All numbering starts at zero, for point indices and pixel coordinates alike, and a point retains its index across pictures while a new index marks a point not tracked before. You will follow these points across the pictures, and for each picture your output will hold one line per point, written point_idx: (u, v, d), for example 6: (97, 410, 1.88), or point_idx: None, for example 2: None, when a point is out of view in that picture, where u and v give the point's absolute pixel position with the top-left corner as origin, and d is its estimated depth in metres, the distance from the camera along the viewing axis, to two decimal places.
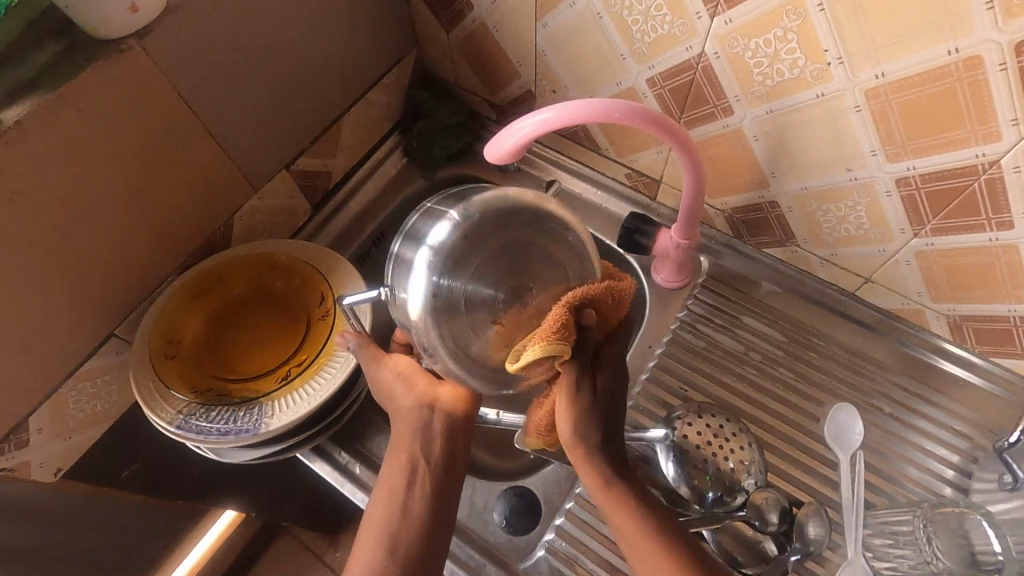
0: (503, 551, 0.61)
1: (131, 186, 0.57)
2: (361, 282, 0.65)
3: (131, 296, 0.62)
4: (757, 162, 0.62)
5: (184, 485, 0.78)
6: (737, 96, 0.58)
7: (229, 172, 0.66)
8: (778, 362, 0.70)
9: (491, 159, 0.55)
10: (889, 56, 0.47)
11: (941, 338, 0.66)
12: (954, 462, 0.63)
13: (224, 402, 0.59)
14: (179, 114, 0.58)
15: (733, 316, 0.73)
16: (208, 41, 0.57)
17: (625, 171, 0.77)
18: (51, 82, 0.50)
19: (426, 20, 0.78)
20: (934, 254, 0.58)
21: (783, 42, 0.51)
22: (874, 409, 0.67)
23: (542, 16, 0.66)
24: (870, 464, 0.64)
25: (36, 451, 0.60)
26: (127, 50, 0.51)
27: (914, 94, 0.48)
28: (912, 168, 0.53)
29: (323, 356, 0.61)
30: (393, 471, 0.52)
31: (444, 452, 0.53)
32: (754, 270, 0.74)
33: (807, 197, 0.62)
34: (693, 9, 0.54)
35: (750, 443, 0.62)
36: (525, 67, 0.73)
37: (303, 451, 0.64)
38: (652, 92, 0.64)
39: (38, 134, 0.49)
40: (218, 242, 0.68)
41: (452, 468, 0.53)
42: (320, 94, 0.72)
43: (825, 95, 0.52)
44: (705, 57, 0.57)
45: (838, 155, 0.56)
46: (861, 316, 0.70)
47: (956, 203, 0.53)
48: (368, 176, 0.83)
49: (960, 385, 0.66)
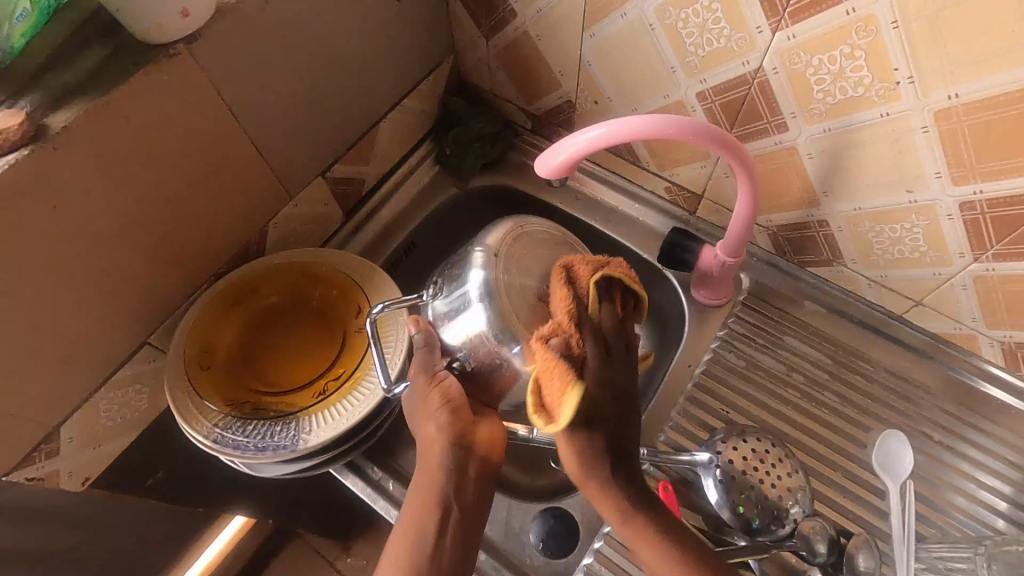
0: (540, 574, 0.60)
1: (171, 193, 0.56)
2: (399, 294, 0.64)
3: (166, 303, 0.61)
4: (809, 180, 0.61)
5: (207, 494, 0.77)
6: (793, 113, 0.56)
7: (267, 180, 0.64)
8: (822, 385, 0.68)
9: (541, 174, 0.54)
10: (965, 76, 0.45)
11: (993, 364, 0.64)
12: (1006, 493, 0.61)
13: (260, 415, 0.57)
14: (222, 121, 0.57)
15: (775, 336, 0.71)
16: (253, 46, 0.56)
17: (665, 185, 0.75)
18: (98, 88, 0.48)
19: (465, 27, 0.76)
20: (993, 279, 0.57)
21: (849, 59, 0.49)
22: (922, 436, 0.65)
23: (589, 26, 0.64)
24: (920, 493, 0.62)
25: (66, 460, 0.59)
26: (175, 55, 0.50)
27: (989, 117, 0.46)
28: (978, 192, 0.51)
29: (361, 369, 0.60)
30: (417, 493, 0.50)
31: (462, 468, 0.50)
32: (796, 288, 0.72)
33: (860, 218, 0.60)
34: (754, 23, 0.53)
35: (797, 471, 0.60)
36: (567, 77, 0.71)
37: (336, 466, 0.62)
38: (702, 106, 0.62)
39: (84, 140, 0.48)
40: (252, 249, 0.67)
41: (463, 486, 0.50)
42: (358, 101, 0.71)
43: (890, 115, 0.51)
44: (762, 72, 0.55)
45: (898, 176, 0.55)
46: (909, 340, 0.68)
47: (1021, 230, 0.51)
48: (400, 183, 0.82)
49: (1011, 413, 0.64)
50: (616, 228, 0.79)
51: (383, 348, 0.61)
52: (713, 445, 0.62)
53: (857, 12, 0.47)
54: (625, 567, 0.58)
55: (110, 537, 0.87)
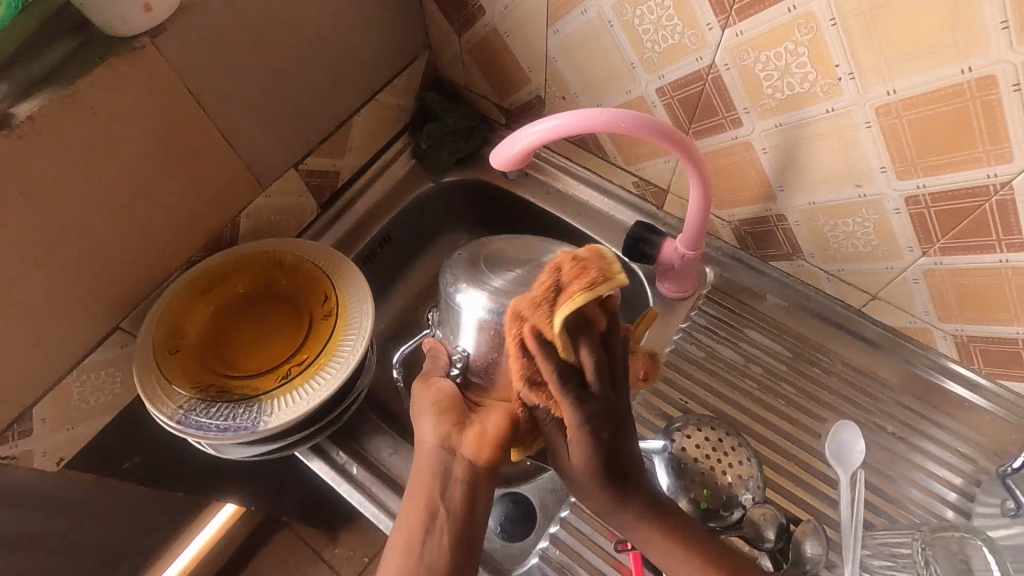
0: (497, 557, 0.61)
1: (140, 182, 0.58)
2: (364, 284, 0.65)
3: (138, 289, 0.62)
4: (765, 175, 0.62)
5: (183, 478, 0.79)
6: (746, 109, 0.58)
7: (238, 171, 0.66)
8: (779, 376, 0.69)
9: (497, 165, 0.55)
10: (901, 72, 0.47)
11: (949, 358, 0.65)
12: (957, 485, 0.62)
13: (224, 398, 0.59)
14: (190, 113, 0.58)
15: (736, 329, 0.72)
16: (221, 40, 0.58)
17: (633, 179, 0.76)
18: (65, 78, 0.50)
19: (438, 23, 0.78)
20: (942, 274, 0.57)
21: (793, 56, 0.51)
22: (877, 429, 0.65)
23: (553, 23, 0.66)
24: (872, 483, 0.63)
25: (38, 441, 0.61)
26: (140, 48, 0.52)
27: (926, 112, 0.47)
28: (922, 186, 0.52)
29: (324, 355, 0.61)
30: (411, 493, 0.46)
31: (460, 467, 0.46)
32: (759, 282, 0.73)
33: (816, 212, 0.61)
34: (705, 20, 0.54)
35: (749, 458, 0.61)
36: (535, 73, 0.73)
37: (301, 449, 0.64)
38: (661, 102, 0.63)
39: (50, 128, 0.50)
40: (224, 239, 0.69)
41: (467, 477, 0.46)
42: (331, 94, 0.72)
43: (835, 110, 0.52)
44: (715, 68, 0.57)
45: (847, 170, 0.56)
46: (868, 333, 0.69)
47: (964, 224, 0.52)
48: (375, 177, 0.83)
49: (966, 406, 0.65)
50: (586, 222, 0.79)
51: (346, 335, 0.62)
52: (667, 434, 0.63)
53: (797, 9, 0.48)
54: (578, 550, 0.60)
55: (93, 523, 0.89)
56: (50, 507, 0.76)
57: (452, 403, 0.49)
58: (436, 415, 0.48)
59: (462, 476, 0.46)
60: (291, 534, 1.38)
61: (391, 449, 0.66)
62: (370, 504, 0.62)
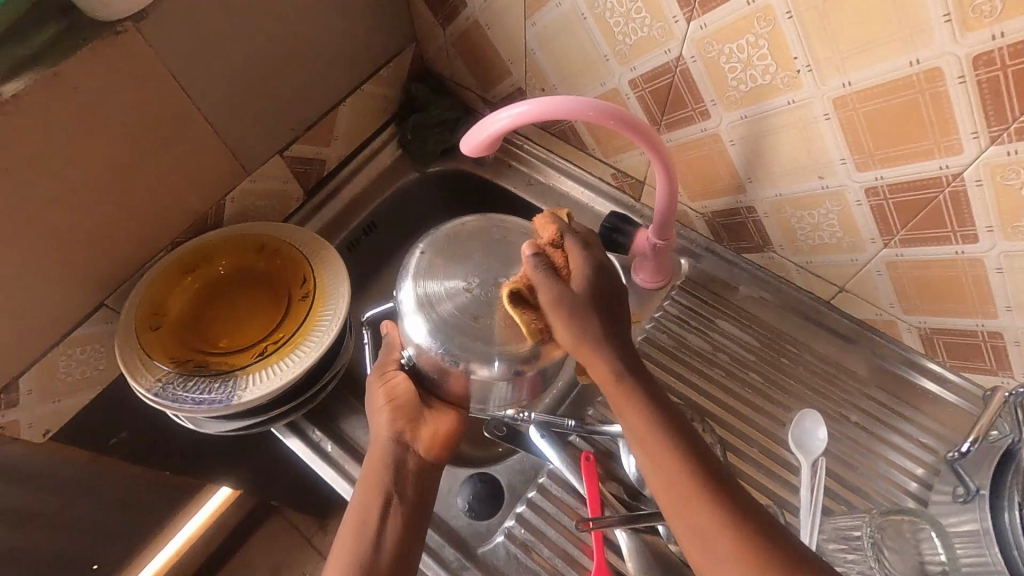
0: (466, 536, 0.63)
1: (124, 163, 0.60)
2: (342, 267, 0.68)
3: (122, 267, 0.65)
4: (734, 167, 0.63)
5: (169, 456, 0.81)
6: (713, 100, 0.59)
7: (222, 155, 0.68)
8: (747, 366, 0.70)
9: (466, 151, 0.56)
10: (854, 65, 0.48)
11: (918, 353, 0.65)
12: (918, 475, 0.62)
13: (201, 373, 0.61)
14: (173, 96, 0.60)
15: (708, 320, 0.73)
16: (204, 27, 0.60)
17: (611, 172, 0.78)
18: (49, 60, 0.52)
19: (423, 16, 0.80)
20: (903, 265, 0.58)
21: (755, 49, 0.52)
22: (842, 419, 0.66)
23: (531, 15, 0.67)
24: (834, 472, 0.63)
25: (25, 412, 0.63)
26: (123, 32, 0.54)
27: (880, 104, 0.49)
28: (880, 178, 0.53)
29: (300, 335, 0.64)
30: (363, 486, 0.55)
31: (410, 465, 0.56)
32: (732, 274, 0.74)
33: (782, 204, 0.62)
34: (671, 13, 0.56)
35: (712, 442, 0.63)
36: (515, 65, 0.75)
37: (277, 426, 0.66)
38: (634, 94, 0.65)
39: (34, 108, 0.52)
40: (209, 222, 0.71)
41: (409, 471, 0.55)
42: (315, 83, 0.74)
43: (796, 102, 0.53)
44: (683, 61, 0.58)
45: (809, 162, 0.57)
46: (837, 325, 0.69)
47: (921, 215, 0.53)
48: (362, 166, 0.85)
49: (929, 398, 0.65)
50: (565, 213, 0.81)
51: (322, 316, 0.65)
52: None
53: (756, 2, 0.50)
54: (543, 529, 0.62)
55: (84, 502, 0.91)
56: (39, 482, 0.78)
57: (405, 397, 0.57)
58: (391, 411, 0.56)
59: (413, 468, 0.56)
60: (284, 522, 1.40)
61: (366, 429, 0.68)
62: (342, 481, 0.64)
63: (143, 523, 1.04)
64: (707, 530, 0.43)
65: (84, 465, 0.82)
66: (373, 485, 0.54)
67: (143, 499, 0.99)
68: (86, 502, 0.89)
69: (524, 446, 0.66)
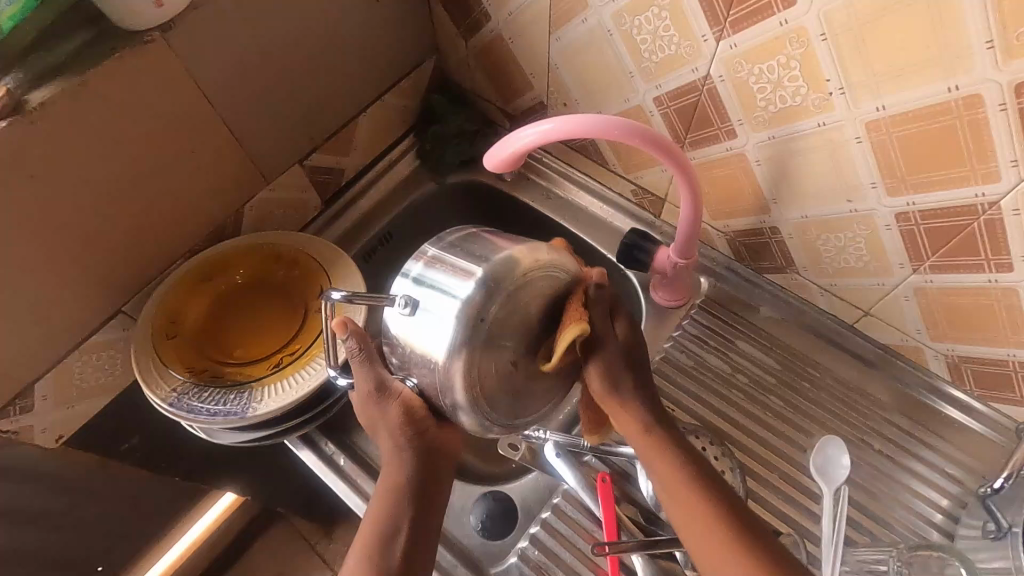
0: (477, 553, 0.62)
1: (147, 171, 0.60)
2: (359, 279, 0.67)
3: (141, 274, 0.65)
4: (759, 188, 0.62)
5: (179, 463, 0.80)
6: (740, 120, 0.58)
7: (243, 164, 0.68)
8: (768, 389, 0.69)
9: (489, 166, 0.55)
10: (889, 89, 0.47)
11: (943, 380, 0.64)
12: (943, 506, 0.61)
13: (217, 384, 0.61)
14: (197, 105, 0.60)
15: (727, 340, 0.72)
16: (230, 37, 0.60)
17: (631, 187, 0.77)
18: (78, 68, 0.52)
19: (445, 27, 0.80)
20: (932, 292, 0.56)
21: (785, 69, 0.52)
22: (864, 446, 0.64)
23: (555, 30, 0.67)
24: (858, 502, 0.62)
25: (39, 417, 0.63)
26: (151, 42, 0.54)
27: (915, 129, 0.48)
28: (912, 204, 0.52)
29: (316, 347, 0.63)
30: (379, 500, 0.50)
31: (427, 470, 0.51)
32: (752, 294, 0.73)
33: (808, 225, 0.61)
34: (700, 32, 0.55)
35: (730, 468, 0.61)
36: (537, 79, 0.74)
37: (291, 438, 0.66)
38: (658, 111, 0.64)
39: (60, 115, 0.52)
40: (227, 230, 0.71)
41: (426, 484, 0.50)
42: (337, 93, 0.74)
43: (826, 124, 0.53)
44: (710, 79, 0.57)
45: (837, 185, 0.56)
46: (860, 350, 0.68)
47: (954, 242, 0.52)
48: (380, 176, 0.85)
49: (955, 427, 0.63)
50: (583, 227, 0.80)
51: None
52: None
53: (790, 23, 0.49)
54: (558, 552, 0.61)
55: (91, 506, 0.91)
56: (51, 486, 0.78)
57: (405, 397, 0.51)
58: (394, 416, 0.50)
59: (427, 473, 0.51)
60: (288, 528, 1.39)
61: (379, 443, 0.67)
62: (355, 496, 0.63)
63: (150, 526, 1.04)
64: (716, 544, 0.45)
65: (94, 469, 0.81)
66: (394, 500, 0.49)
67: (150, 503, 0.99)
68: (94, 505, 0.89)
69: (537, 464, 0.64)
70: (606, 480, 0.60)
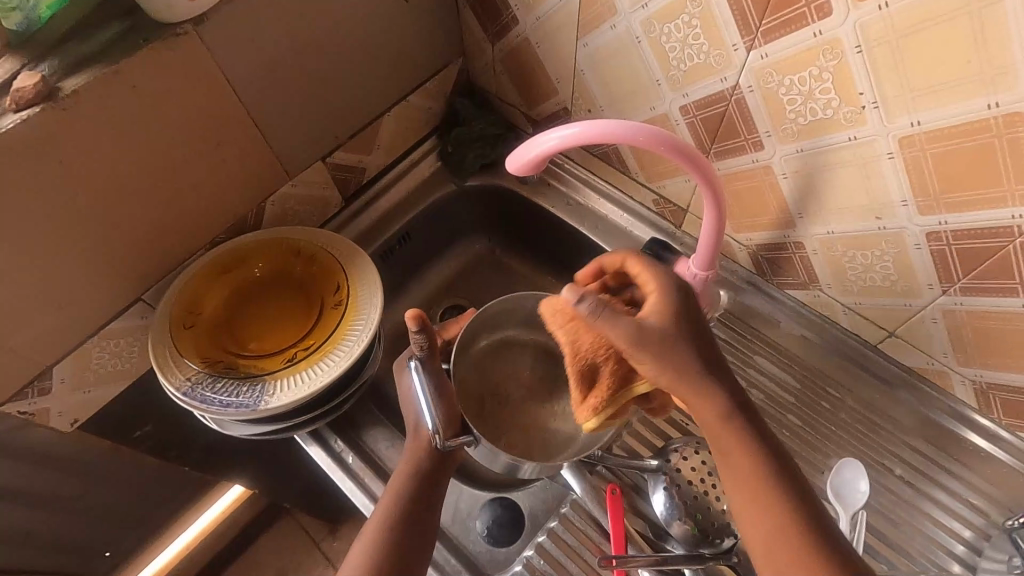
0: (479, 559, 0.61)
1: (174, 161, 0.61)
2: (376, 277, 0.67)
3: (162, 263, 0.65)
4: (785, 201, 0.61)
5: (189, 453, 0.81)
6: (768, 132, 0.57)
7: (267, 159, 0.69)
8: (785, 407, 0.67)
9: (512, 169, 0.55)
10: (925, 104, 0.46)
11: (969, 407, 0.61)
12: (965, 537, 0.59)
13: (231, 375, 0.61)
14: (225, 98, 0.61)
15: (745, 355, 0.71)
16: (260, 32, 0.60)
17: (653, 197, 0.76)
18: (111, 59, 0.53)
19: (473, 31, 0.80)
20: (962, 315, 0.55)
21: (818, 82, 0.51)
22: (884, 470, 0.63)
23: (583, 36, 0.67)
24: (875, 528, 0.60)
25: (55, 400, 0.64)
26: (183, 34, 0.55)
27: (950, 146, 0.46)
28: (944, 223, 0.51)
29: (330, 343, 0.64)
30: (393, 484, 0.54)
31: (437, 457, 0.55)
32: (772, 309, 0.72)
33: (834, 242, 0.60)
34: (731, 41, 0.54)
35: None
36: (563, 84, 0.74)
37: (300, 433, 0.66)
38: (684, 120, 0.64)
39: (92, 103, 0.52)
40: (249, 224, 0.71)
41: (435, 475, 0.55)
42: (362, 92, 0.74)
43: (857, 139, 0.51)
44: (739, 90, 0.57)
45: (866, 201, 0.55)
46: (883, 372, 0.66)
47: (987, 264, 0.50)
48: (401, 176, 0.85)
49: (980, 455, 0.61)
50: (602, 235, 0.79)
51: (354, 325, 0.64)
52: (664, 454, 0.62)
53: (824, 34, 0.48)
54: (564, 563, 0.60)
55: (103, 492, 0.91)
56: (64, 469, 0.79)
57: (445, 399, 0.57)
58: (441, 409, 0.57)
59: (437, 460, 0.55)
60: (293, 523, 1.39)
61: (388, 442, 0.67)
62: (362, 495, 0.63)
63: (157, 514, 1.04)
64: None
65: (107, 455, 0.82)
66: (397, 506, 0.52)
67: (161, 491, 1.00)
68: (105, 490, 0.90)
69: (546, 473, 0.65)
70: (615, 492, 0.60)
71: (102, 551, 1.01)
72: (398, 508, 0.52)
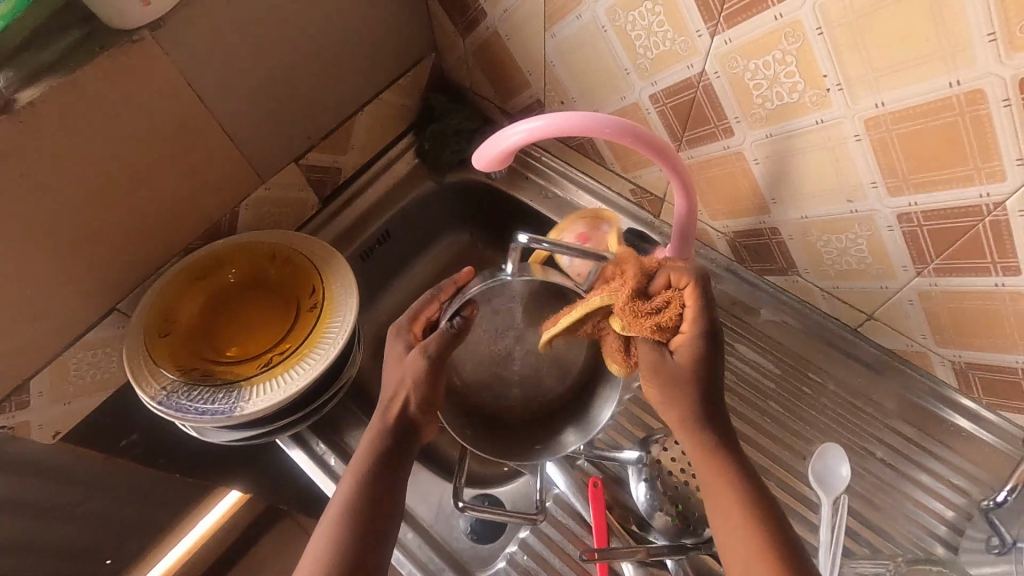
0: (465, 558, 0.61)
1: (139, 168, 0.60)
2: (351, 278, 0.67)
3: (134, 273, 0.65)
4: (758, 187, 0.60)
5: (180, 461, 0.80)
6: (737, 118, 0.57)
7: (237, 162, 0.68)
8: (766, 394, 0.67)
9: (479, 165, 0.55)
10: (889, 84, 0.46)
11: (951, 388, 0.61)
12: (947, 518, 0.58)
13: (207, 382, 0.61)
14: (189, 102, 0.61)
15: (726, 344, 0.70)
16: (218, 35, 0.60)
17: (630, 187, 0.75)
18: (66, 69, 0.53)
19: (443, 24, 0.79)
20: (937, 295, 0.54)
21: (782, 65, 0.50)
22: (866, 453, 0.62)
23: (551, 27, 0.66)
24: (855, 510, 0.59)
25: (35, 412, 0.64)
26: (140, 40, 0.54)
27: (915, 125, 0.46)
28: (913, 204, 0.50)
29: (307, 345, 0.64)
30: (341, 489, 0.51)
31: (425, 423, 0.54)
32: (753, 296, 0.70)
33: (809, 226, 0.59)
34: (694, 27, 0.54)
35: None
36: (534, 77, 0.73)
37: (281, 437, 0.66)
38: (655, 108, 0.63)
39: (49, 114, 0.52)
40: (222, 229, 0.71)
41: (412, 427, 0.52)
42: (332, 91, 0.74)
43: (824, 122, 0.51)
44: (706, 76, 0.56)
45: (835, 184, 0.54)
46: (864, 355, 0.65)
47: (959, 243, 0.49)
48: (378, 174, 0.84)
49: (962, 435, 0.60)
50: None
51: (330, 327, 0.65)
52: (646, 446, 0.61)
53: (785, 17, 0.47)
54: (550, 559, 0.60)
55: (104, 505, 0.91)
56: (59, 481, 0.79)
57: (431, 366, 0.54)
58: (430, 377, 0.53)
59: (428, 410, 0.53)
60: (293, 523, 1.38)
61: None
62: None
63: (155, 523, 1.04)
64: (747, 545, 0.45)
65: (100, 466, 0.82)
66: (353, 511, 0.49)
67: (159, 499, 0.99)
68: (104, 499, 0.89)
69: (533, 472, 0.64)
70: (598, 485, 0.59)
71: (102, 560, 1.00)
72: (352, 505, 0.49)
